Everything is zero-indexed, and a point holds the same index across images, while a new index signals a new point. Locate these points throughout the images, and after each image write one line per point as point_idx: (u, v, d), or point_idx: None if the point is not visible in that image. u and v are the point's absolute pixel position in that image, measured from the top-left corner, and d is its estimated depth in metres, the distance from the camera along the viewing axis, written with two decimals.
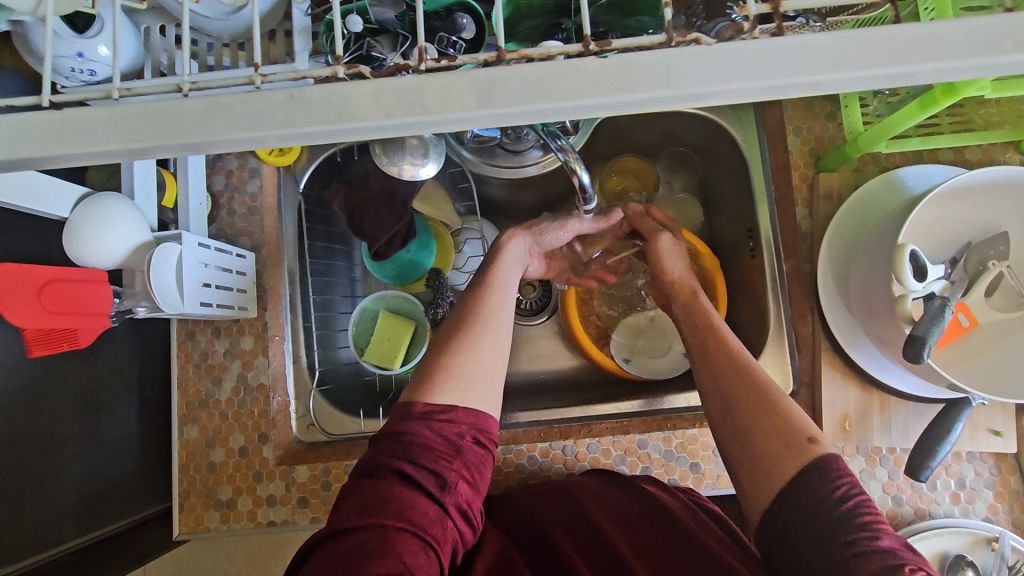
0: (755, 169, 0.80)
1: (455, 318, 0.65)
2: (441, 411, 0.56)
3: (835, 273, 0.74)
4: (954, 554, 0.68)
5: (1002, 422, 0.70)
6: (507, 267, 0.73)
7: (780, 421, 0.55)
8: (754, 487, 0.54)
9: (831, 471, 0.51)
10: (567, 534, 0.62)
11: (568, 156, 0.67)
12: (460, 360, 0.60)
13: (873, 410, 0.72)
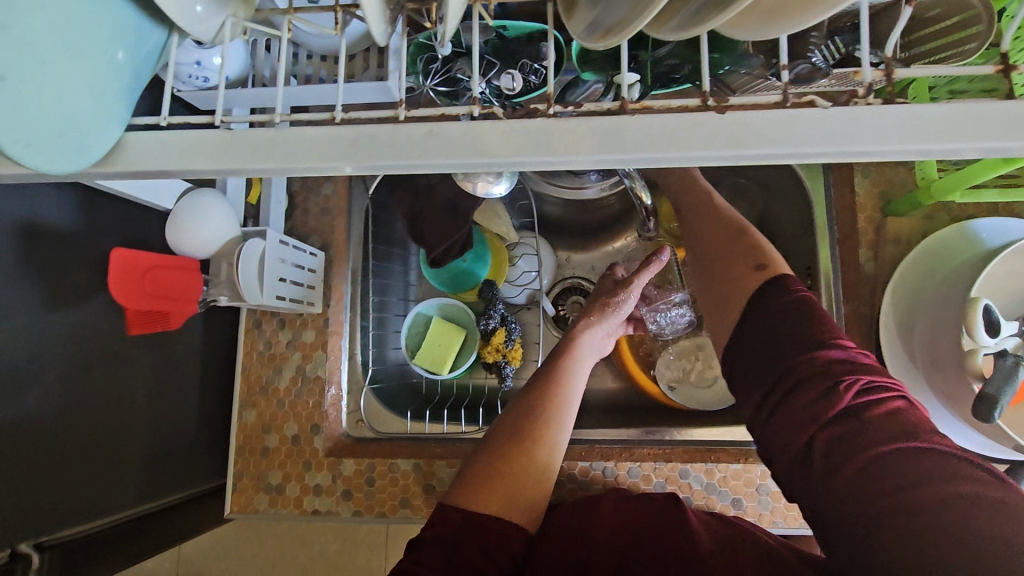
0: (820, 208, 0.79)
1: (506, 420, 0.70)
2: (479, 511, 0.61)
3: (899, 322, 0.72)
4: None
5: None
6: (568, 363, 0.76)
7: (739, 254, 0.67)
8: (718, 319, 0.67)
9: (778, 291, 0.62)
10: (605, 518, 0.65)
11: (635, 184, 0.72)
12: (506, 465, 0.65)
13: None
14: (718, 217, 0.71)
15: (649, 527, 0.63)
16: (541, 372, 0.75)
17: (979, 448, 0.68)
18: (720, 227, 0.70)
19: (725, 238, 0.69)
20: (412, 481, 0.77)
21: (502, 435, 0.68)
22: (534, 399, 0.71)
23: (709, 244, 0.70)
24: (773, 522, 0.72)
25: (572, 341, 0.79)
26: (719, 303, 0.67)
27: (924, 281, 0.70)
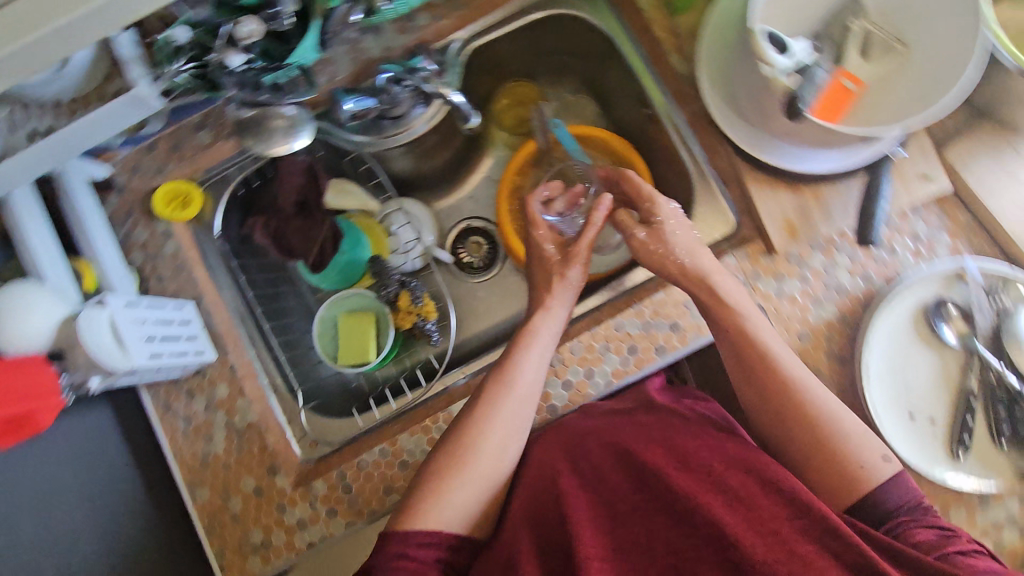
0: (626, 47, 0.84)
1: (467, 438, 0.67)
2: (442, 536, 0.62)
3: (724, 98, 0.78)
4: (933, 301, 0.72)
5: (928, 166, 0.74)
6: (524, 360, 0.71)
7: (845, 454, 0.61)
8: (825, 486, 0.62)
9: (906, 504, 0.59)
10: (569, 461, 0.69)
11: (433, 84, 0.79)
12: (462, 481, 0.64)
13: (810, 206, 0.75)
14: (808, 409, 0.64)
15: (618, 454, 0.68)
16: (501, 373, 0.70)
17: (836, 162, 0.74)
18: (819, 441, 0.63)
19: (811, 423, 0.63)
20: (385, 467, 0.74)
21: (442, 455, 0.66)
22: (501, 412, 0.68)
23: (814, 441, 0.63)
24: None
25: (528, 330, 0.73)
26: (821, 478, 0.62)
27: (732, 61, 0.76)
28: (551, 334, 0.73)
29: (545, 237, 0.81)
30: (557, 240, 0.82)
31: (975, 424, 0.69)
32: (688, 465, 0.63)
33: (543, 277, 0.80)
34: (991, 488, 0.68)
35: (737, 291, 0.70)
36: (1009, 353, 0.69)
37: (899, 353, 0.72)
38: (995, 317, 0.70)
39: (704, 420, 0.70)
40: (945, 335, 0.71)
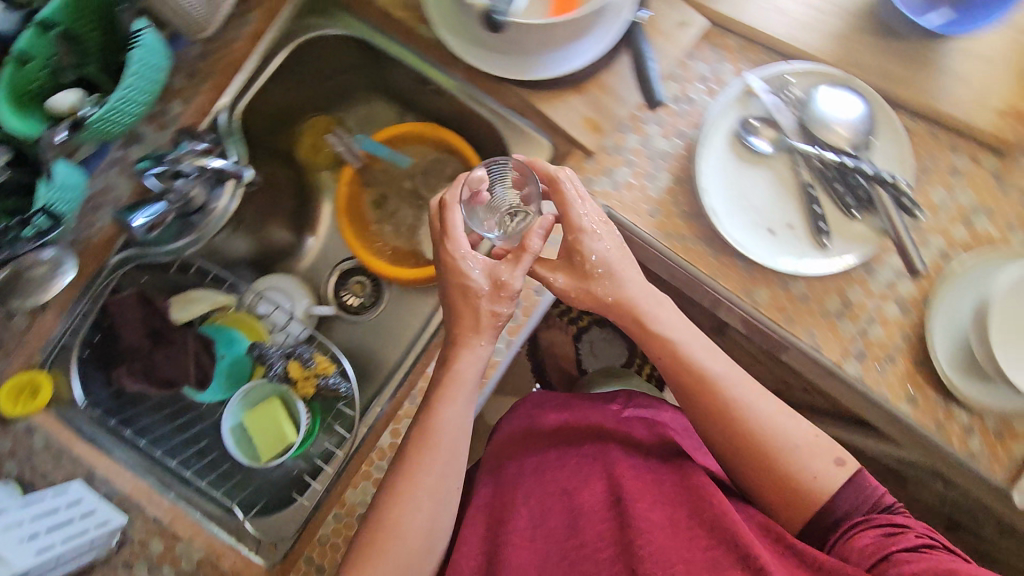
0: (382, 41, 0.84)
1: (403, 517, 0.63)
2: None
3: (471, 42, 0.78)
4: (739, 125, 0.75)
5: (681, 14, 0.79)
6: (444, 415, 0.66)
7: (794, 463, 0.63)
8: (782, 506, 0.63)
9: (857, 492, 0.61)
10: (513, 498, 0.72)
11: (184, 158, 0.74)
12: (405, 555, 0.62)
13: (600, 98, 0.77)
14: (758, 431, 0.64)
15: (558, 488, 0.71)
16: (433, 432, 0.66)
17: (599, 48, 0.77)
18: (778, 458, 0.63)
19: (759, 432, 0.64)
20: (345, 530, 0.72)
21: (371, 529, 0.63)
22: (440, 477, 0.65)
23: (770, 460, 0.63)
24: None
25: (449, 369, 0.68)
26: (772, 492, 0.64)
27: (461, 13, 0.76)
28: (467, 382, 0.68)
29: (467, 260, 0.68)
30: (484, 262, 0.68)
31: (823, 207, 0.73)
32: (617, 499, 0.67)
33: (467, 319, 0.68)
34: (864, 254, 0.72)
35: (664, 314, 0.70)
36: (819, 135, 0.74)
37: (735, 183, 0.75)
38: (791, 111, 0.75)
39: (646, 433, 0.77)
40: (762, 147, 0.75)
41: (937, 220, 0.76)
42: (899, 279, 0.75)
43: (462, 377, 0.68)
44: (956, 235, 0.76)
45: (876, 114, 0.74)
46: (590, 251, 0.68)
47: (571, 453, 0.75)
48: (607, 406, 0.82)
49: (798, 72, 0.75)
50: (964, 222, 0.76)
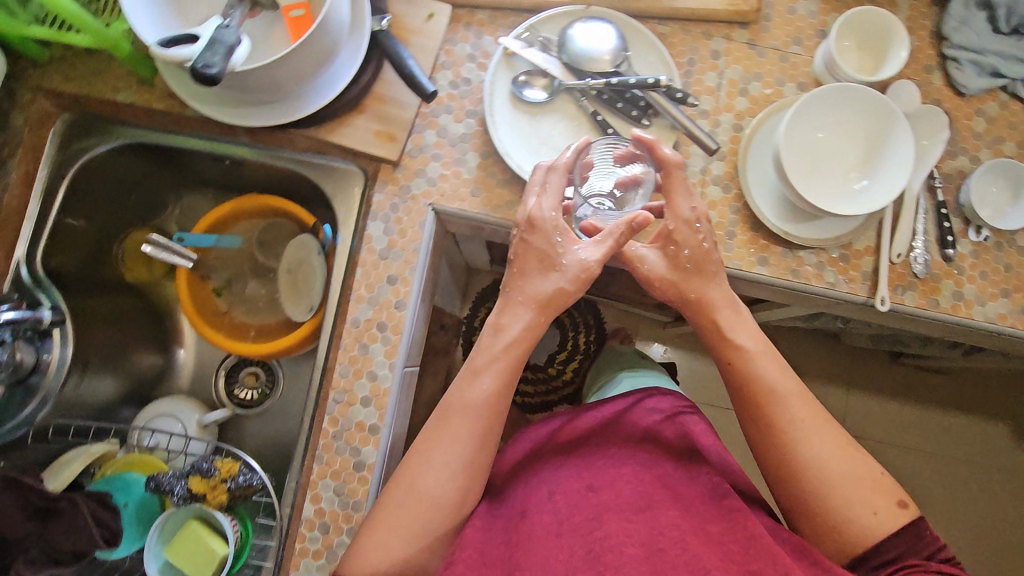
0: (160, 137, 0.82)
1: (422, 482, 0.64)
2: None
3: (227, 102, 0.74)
4: (513, 86, 0.78)
5: (426, 7, 0.81)
6: (483, 386, 0.67)
7: (860, 488, 0.64)
8: (831, 536, 0.64)
9: (923, 535, 0.62)
10: (534, 497, 0.69)
11: None
12: (417, 522, 0.63)
13: (383, 109, 0.79)
14: (839, 449, 0.66)
15: (583, 483, 0.69)
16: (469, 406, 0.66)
17: (360, 52, 0.74)
18: (855, 482, 0.64)
19: (833, 457, 0.65)
20: None
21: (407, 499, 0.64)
22: (472, 450, 0.65)
23: (841, 487, 0.64)
24: (414, 249, 0.79)
25: (498, 321, 0.70)
26: (823, 521, 0.65)
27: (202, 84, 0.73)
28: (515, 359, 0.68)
29: (551, 227, 0.70)
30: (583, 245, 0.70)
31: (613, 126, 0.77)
32: (647, 506, 0.65)
33: (533, 300, 0.70)
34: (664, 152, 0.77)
35: (734, 323, 0.72)
36: (583, 68, 0.78)
37: (530, 136, 0.78)
38: (552, 55, 0.78)
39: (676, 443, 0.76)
40: (541, 96, 0.78)
41: (719, 101, 0.83)
42: (709, 162, 0.81)
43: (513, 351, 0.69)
44: (739, 107, 0.83)
45: (624, 31, 0.79)
46: (686, 244, 0.72)
47: (605, 457, 0.73)
48: (637, 409, 0.81)
49: (542, 21, 0.79)
50: (741, 93, 0.83)
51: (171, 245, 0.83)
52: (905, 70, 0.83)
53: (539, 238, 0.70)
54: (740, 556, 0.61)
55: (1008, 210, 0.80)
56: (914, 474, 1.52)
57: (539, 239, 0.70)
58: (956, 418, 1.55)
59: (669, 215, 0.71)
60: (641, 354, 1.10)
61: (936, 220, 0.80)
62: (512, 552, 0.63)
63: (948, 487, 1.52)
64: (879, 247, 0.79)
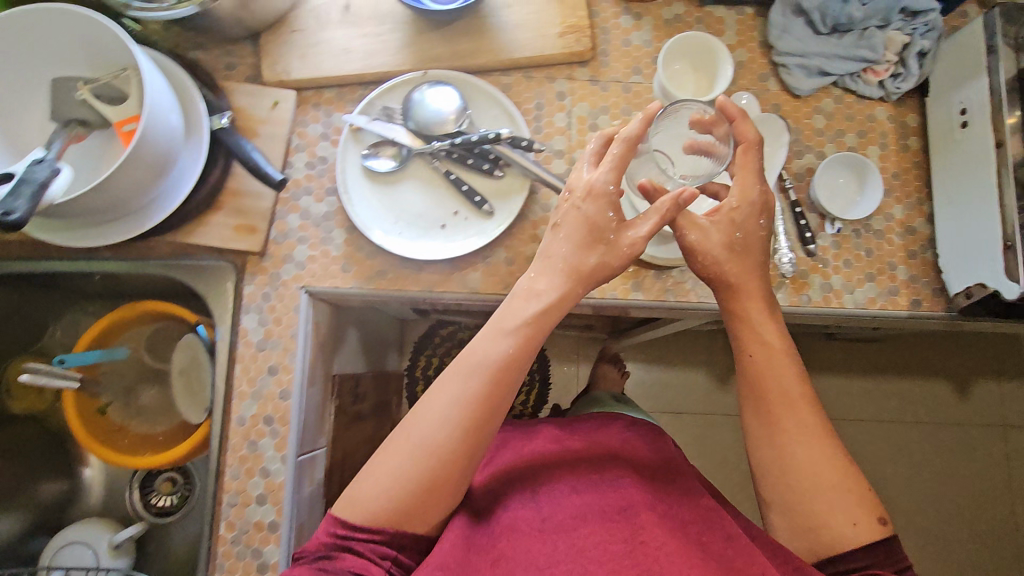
0: (19, 265, 0.81)
1: (436, 438, 0.62)
2: (389, 531, 0.62)
3: (72, 226, 0.74)
4: (365, 160, 0.79)
5: (270, 94, 0.82)
6: (505, 350, 0.65)
7: (841, 492, 0.66)
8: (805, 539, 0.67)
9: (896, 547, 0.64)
10: (525, 497, 0.71)
11: None
12: (425, 474, 0.62)
13: (240, 203, 0.79)
14: (830, 450, 0.68)
15: (573, 490, 0.70)
16: (493, 370, 0.64)
17: (203, 153, 0.75)
18: (836, 485, 0.67)
19: (818, 461, 0.68)
20: None
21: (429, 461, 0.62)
22: (490, 418, 0.64)
23: (823, 488, 0.67)
24: (291, 335, 0.79)
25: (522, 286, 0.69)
26: (801, 531, 0.67)
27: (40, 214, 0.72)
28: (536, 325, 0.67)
29: (605, 200, 0.70)
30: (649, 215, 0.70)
31: (468, 184, 0.79)
32: (628, 507, 0.67)
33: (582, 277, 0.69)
34: (521, 202, 0.79)
35: (758, 311, 0.74)
36: (431, 132, 0.79)
37: (389, 205, 0.79)
38: (397, 122, 0.80)
39: (662, 457, 0.77)
40: (388, 165, 0.79)
41: (572, 139, 0.85)
42: None
43: (528, 321, 0.67)
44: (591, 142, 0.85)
45: (465, 90, 0.81)
46: (742, 227, 0.73)
47: (597, 462, 0.74)
48: (611, 425, 0.84)
49: (383, 93, 0.80)
50: (592, 128, 0.85)
51: (52, 370, 0.80)
52: (741, 82, 0.86)
53: (592, 208, 0.70)
54: (716, 549, 0.64)
55: (856, 200, 0.84)
56: (867, 443, 1.55)
57: (594, 210, 0.70)
58: (898, 382, 1.58)
59: (738, 195, 0.73)
60: (618, 398, 1.12)
61: (794, 218, 0.83)
62: (498, 546, 0.65)
63: (901, 451, 1.56)
64: None
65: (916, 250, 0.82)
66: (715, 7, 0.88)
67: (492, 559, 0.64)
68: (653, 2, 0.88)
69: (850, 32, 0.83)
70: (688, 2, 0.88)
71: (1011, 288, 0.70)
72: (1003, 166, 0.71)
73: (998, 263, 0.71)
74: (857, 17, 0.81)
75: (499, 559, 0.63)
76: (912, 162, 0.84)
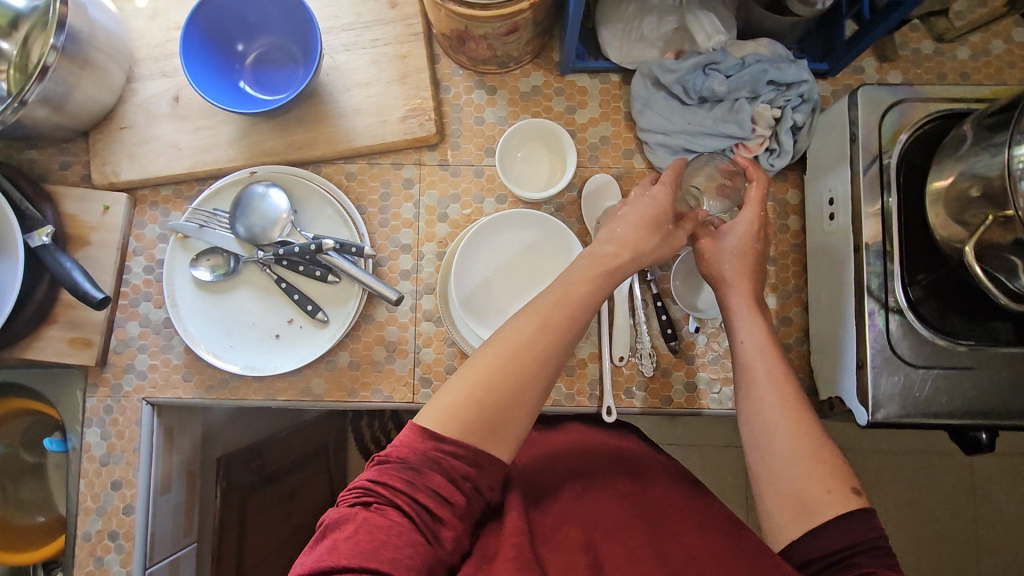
0: None
1: (519, 356, 0.55)
2: (474, 448, 0.52)
3: None
4: (194, 269, 0.75)
5: (102, 197, 0.78)
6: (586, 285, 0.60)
7: (820, 460, 0.55)
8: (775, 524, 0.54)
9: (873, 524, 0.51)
10: (574, 482, 0.65)
11: None
12: (513, 389, 0.54)
13: (74, 319, 0.77)
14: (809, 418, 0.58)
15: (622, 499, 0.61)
16: (573, 303, 0.59)
17: (20, 266, 0.71)
18: (827, 454, 0.55)
19: (795, 449, 0.56)
20: None
21: (523, 369, 0.55)
22: (572, 339, 0.58)
23: (789, 450, 0.56)
24: (133, 451, 0.78)
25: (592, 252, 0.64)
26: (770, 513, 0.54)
27: None
28: (603, 275, 0.62)
29: (661, 195, 0.66)
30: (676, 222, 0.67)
31: (300, 291, 0.75)
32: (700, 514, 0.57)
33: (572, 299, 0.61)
34: (354, 309, 0.74)
35: (750, 316, 0.64)
36: (257, 241, 0.74)
37: (218, 318, 0.76)
38: (224, 230, 0.75)
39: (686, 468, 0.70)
40: (211, 277, 0.75)
41: (419, 232, 0.78)
42: (417, 297, 0.77)
43: (596, 279, 0.62)
44: (440, 233, 0.78)
45: (295, 189, 0.76)
46: (745, 250, 0.67)
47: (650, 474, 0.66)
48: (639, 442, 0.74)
49: (209, 197, 0.75)
50: (440, 218, 0.78)
51: None
52: (604, 161, 0.77)
53: (656, 198, 0.66)
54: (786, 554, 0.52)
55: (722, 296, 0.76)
56: (892, 479, 1.19)
57: (661, 198, 0.66)
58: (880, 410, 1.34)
59: (752, 206, 0.68)
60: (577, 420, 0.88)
61: (656, 312, 0.76)
62: (553, 526, 0.58)
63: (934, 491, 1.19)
64: (599, 354, 0.75)
65: (791, 343, 0.74)
66: (577, 75, 0.79)
67: (548, 538, 0.56)
68: (508, 73, 0.79)
69: (720, 103, 0.73)
70: (547, 71, 0.79)
71: (861, 412, 0.63)
72: (858, 273, 0.63)
73: (850, 381, 0.64)
74: (719, 92, 0.71)
75: (555, 538, 0.55)
76: (790, 245, 0.76)
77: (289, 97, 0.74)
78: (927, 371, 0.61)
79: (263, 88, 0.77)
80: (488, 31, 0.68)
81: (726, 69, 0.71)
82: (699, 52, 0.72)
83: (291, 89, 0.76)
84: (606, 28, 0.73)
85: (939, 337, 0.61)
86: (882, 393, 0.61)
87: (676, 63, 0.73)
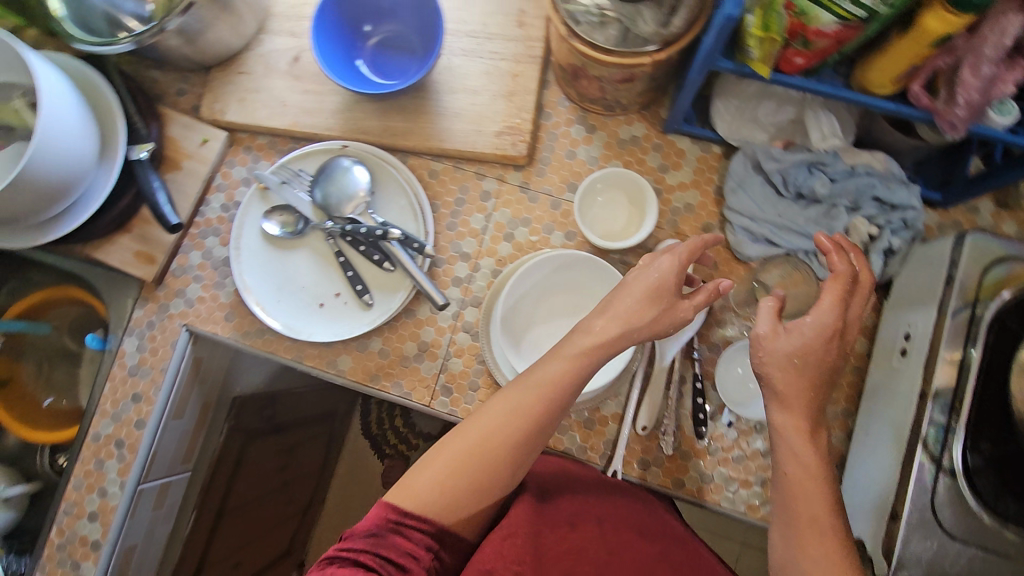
0: None
1: (490, 440, 0.54)
2: (438, 526, 0.52)
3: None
4: (265, 221, 0.78)
5: (205, 129, 0.82)
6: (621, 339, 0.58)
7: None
8: None
9: None
10: (588, 503, 0.61)
11: None
12: (482, 473, 0.54)
13: (146, 234, 0.81)
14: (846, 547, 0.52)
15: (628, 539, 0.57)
16: (556, 388, 0.57)
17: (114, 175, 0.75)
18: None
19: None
20: None
21: (492, 455, 0.54)
22: (543, 425, 0.56)
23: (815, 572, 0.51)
24: (160, 371, 0.81)
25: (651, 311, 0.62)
26: None
27: None
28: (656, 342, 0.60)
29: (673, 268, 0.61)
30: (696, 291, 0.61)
31: (356, 271, 0.77)
32: None
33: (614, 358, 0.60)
34: (399, 301, 0.75)
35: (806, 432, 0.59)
36: (331, 211, 0.76)
37: (275, 272, 0.78)
38: (303, 192, 0.77)
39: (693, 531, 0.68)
40: (279, 232, 0.78)
41: (482, 245, 0.78)
42: (462, 307, 0.77)
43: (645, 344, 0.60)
44: (502, 252, 0.78)
45: (379, 172, 0.78)
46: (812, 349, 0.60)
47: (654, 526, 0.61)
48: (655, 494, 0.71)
49: (298, 158, 0.78)
50: (505, 238, 0.78)
51: None
52: (682, 227, 0.76)
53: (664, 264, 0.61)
54: None
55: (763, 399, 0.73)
56: None
57: (667, 268, 0.61)
58: None
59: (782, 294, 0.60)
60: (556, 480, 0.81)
61: (692, 392, 0.74)
62: (561, 547, 0.55)
63: None
64: (622, 416, 0.73)
65: None
66: (679, 137, 0.78)
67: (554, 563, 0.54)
68: (612, 116, 0.79)
69: (815, 205, 0.71)
70: (650, 125, 0.79)
71: (879, 564, 0.59)
72: (918, 420, 0.60)
73: (877, 526, 0.60)
74: (819, 193, 0.69)
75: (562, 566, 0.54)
76: (850, 366, 0.72)
77: (400, 85, 0.76)
78: (963, 546, 0.57)
79: (378, 70, 0.79)
80: (604, 74, 0.68)
81: (833, 173, 0.70)
82: (810, 148, 0.71)
83: (404, 78, 0.78)
84: (722, 100, 0.72)
85: (986, 514, 0.57)
86: (908, 552, 0.57)
87: (782, 153, 0.71)
